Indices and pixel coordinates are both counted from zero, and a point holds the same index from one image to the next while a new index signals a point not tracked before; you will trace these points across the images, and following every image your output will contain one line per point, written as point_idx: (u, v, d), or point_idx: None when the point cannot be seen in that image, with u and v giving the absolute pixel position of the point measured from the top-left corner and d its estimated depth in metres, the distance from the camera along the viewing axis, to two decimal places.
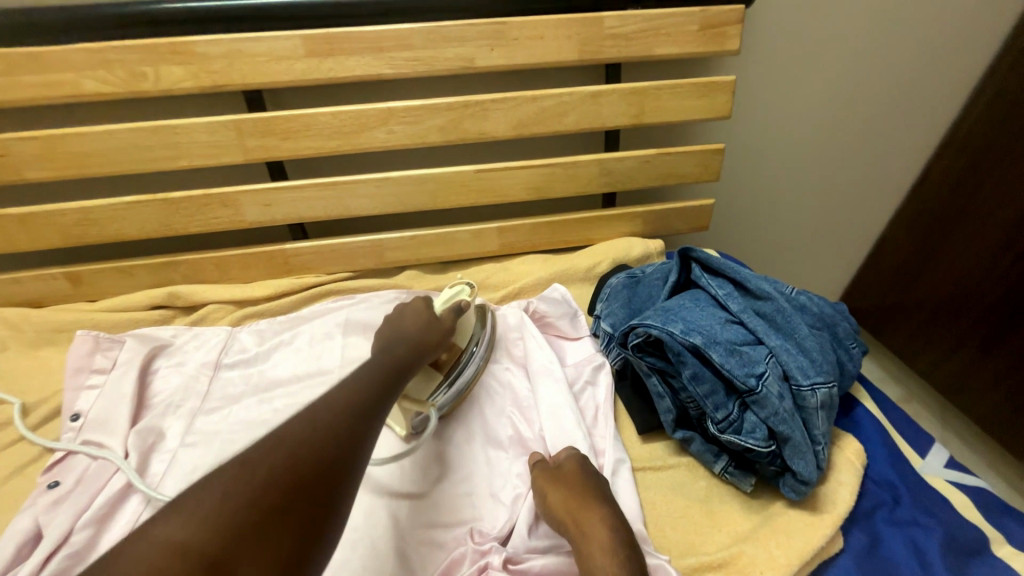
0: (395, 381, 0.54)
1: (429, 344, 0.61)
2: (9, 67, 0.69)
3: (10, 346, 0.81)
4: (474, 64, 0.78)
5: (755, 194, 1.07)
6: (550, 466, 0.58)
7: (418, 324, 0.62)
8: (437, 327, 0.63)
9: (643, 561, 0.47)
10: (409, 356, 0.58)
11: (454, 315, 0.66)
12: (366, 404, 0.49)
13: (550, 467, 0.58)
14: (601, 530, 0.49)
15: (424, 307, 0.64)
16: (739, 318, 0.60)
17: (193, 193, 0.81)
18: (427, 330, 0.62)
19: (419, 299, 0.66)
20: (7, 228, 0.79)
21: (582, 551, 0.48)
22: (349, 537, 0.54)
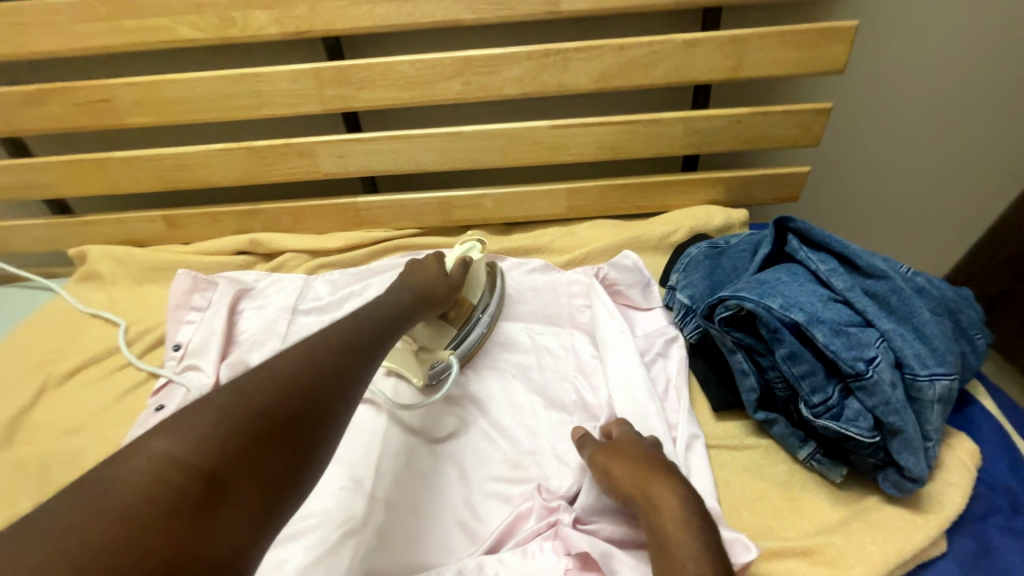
0: (382, 338, 0.53)
1: (436, 299, 0.65)
2: (113, 12, 0.72)
3: (118, 280, 0.89)
4: (559, 8, 0.73)
5: (857, 163, 0.96)
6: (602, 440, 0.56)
7: (422, 279, 0.64)
8: (449, 281, 0.67)
9: (719, 535, 0.45)
10: (408, 307, 0.60)
11: (465, 269, 0.70)
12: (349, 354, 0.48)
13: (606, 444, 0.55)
14: (671, 501, 0.47)
15: (435, 263, 0.67)
16: (845, 298, 0.54)
17: (274, 142, 0.83)
18: (433, 284, 0.65)
19: (428, 255, 0.69)
20: (114, 170, 0.85)
21: (656, 526, 0.46)
22: (416, 481, 0.59)
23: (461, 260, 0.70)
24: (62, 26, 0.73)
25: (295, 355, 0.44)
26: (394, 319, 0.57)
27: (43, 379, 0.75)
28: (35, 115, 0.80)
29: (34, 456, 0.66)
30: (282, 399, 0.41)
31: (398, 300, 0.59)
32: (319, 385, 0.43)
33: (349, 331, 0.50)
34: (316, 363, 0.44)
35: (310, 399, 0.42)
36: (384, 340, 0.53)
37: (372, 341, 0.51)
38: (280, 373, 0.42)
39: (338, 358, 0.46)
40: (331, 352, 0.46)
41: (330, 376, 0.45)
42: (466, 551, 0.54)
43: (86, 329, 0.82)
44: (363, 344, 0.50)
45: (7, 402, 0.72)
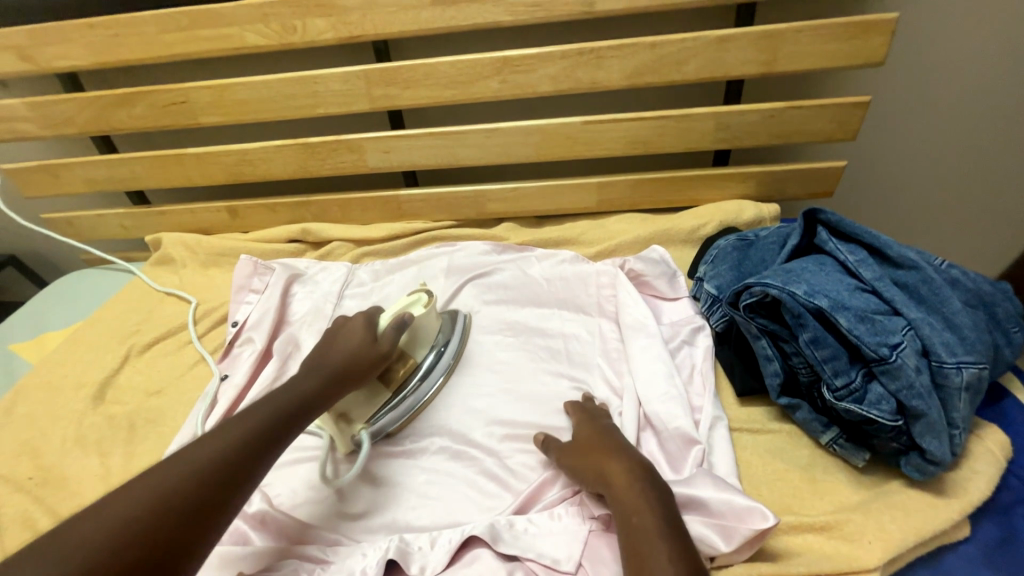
0: (288, 423, 0.53)
1: (354, 376, 0.61)
2: (191, 23, 0.81)
3: (188, 264, 0.99)
4: (594, 8, 0.76)
5: (898, 157, 0.94)
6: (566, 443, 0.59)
7: (345, 352, 0.61)
8: (376, 348, 0.62)
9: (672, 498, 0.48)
10: (319, 391, 0.57)
11: (398, 330, 0.64)
12: (241, 452, 0.48)
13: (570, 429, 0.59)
14: (636, 489, 0.48)
15: (365, 325, 0.64)
16: (873, 287, 0.55)
17: (326, 138, 0.90)
18: (357, 356, 0.61)
19: (361, 317, 0.65)
20: (187, 165, 0.95)
21: (613, 496, 0.49)
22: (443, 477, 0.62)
23: (397, 316, 0.65)
24: (148, 36, 0.83)
25: (165, 476, 0.44)
26: (295, 412, 0.55)
27: (127, 348, 0.85)
28: (123, 116, 0.90)
29: (122, 413, 0.76)
30: (140, 533, 0.40)
31: (318, 370, 0.59)
32: (182, 516, 0.42)
33: (234, 440, 0.49)
34: (186, 484, 0.44)
35: (166, 529, 0.41)
36: (276, 444, 0.51)
37: (274, 430, 0.52)
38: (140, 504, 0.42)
39: (212, 478, 0.45)
40: (206, 469, 0.45)
41: (199, 500, 0.44)
42: (497, 512, 0.58)
43: (162, 306, 0.93)
44: (247, 454, 0.48)
45: (98, 366, 0.83)
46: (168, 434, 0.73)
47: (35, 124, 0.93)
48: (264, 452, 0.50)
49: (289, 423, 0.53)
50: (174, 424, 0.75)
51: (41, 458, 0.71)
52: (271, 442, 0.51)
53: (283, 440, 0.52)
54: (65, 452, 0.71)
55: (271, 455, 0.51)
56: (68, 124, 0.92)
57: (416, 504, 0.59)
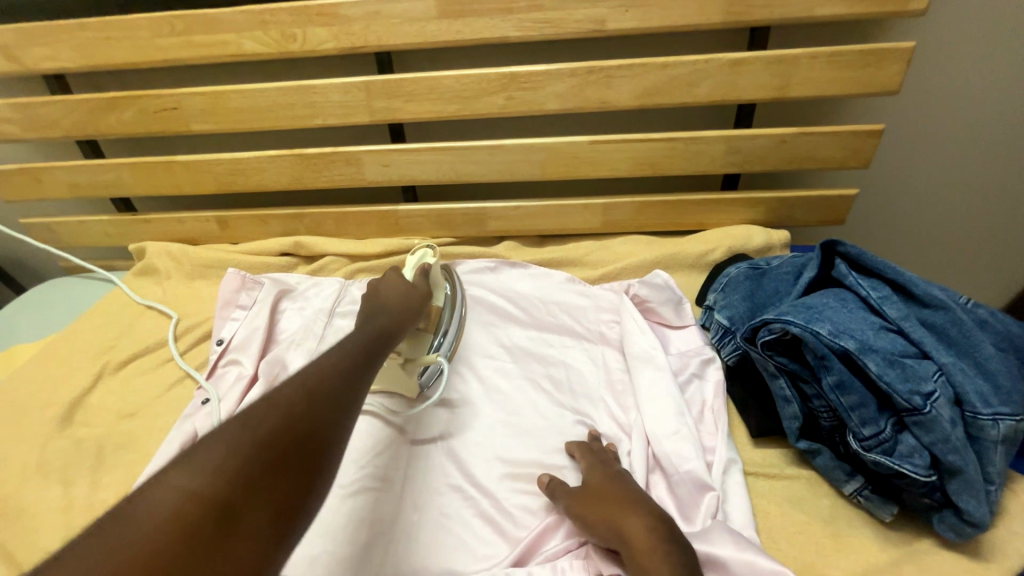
0: (384, 337, 0.54)
1: (414, 312, 0.60)
2: (186, 27, 0.78)
3: (172, 276, 0.95)
4: (605, 26, 0.74)
5: (909, 187, 0.92)
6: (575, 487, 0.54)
7: (398, 293, 0.61)
8: (416, 290, 0.63)
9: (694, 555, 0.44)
10: (391, 326, 0.56)
11: (426, 278, 0.66)
12: (354, 355, 0.48)
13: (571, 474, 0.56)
14: (658, 548, 0.44)
15: (399, 277, 0.64)
16: (899, 327, 0.52)
17: (322, 150, 0.87)
18: (407, 296, 0.61)
19: (390, 269, 0.65)
20: (176, 173, 0.91)
21: (631, 557, 0.44)
22: (440, 520, 0.57)
23: (420, 269, 0.66)
24: (141, 40, 0.80)
25: (286, 384, 0.41)
26: (378, 339, 0.53)
27: (102, 364, 0.80)
28: (111, 120, 0.86)
29: (91, 437, 0.71)
30: (277, 433, 0.38)
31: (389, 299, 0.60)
32: (314, 415, 0.40)
33: (335, 358, 0.46)
34: (315, 374, 0.43)
35: (302, 432, 0.39)
36: (372, 361, 0.50)
37: (375, 343, 0.52)
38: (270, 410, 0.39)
39: (331, 387, 0.43)
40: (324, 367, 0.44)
41: (323, 404, 0.41)
42: (497, 561, 0.53)
43: (142, 319, 0.88)
44: (354, 367, 0.47)
45: (69, 384, 0.77)
46: (141, 461, 0.68)
47: (17, 126, 0.88)
48: (373, 356, 0.50)
49: (384, 336, 0.54)
50: (147, 450, 0.70)
51: None
52: (369, 361, 0.49)
53: (376, 361, 0.51)
54: (25, 481, 0.66)
55: (371, 371, 0.49)
56: (52, 126, 0.88)
57: (409, 552, 0.55)
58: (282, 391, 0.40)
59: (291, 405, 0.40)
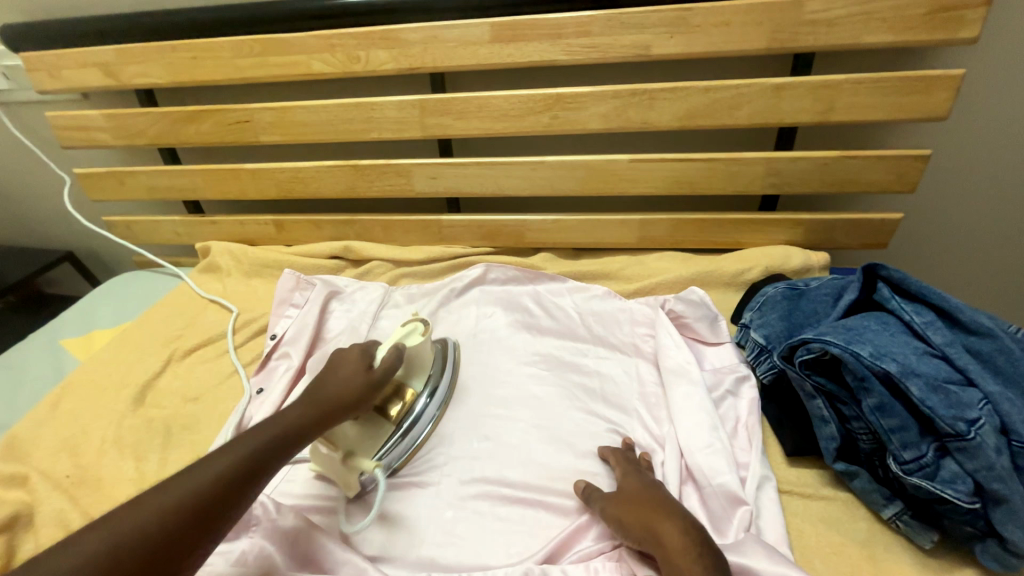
0: (290, 444, 0.52)
1: (347, 405, 0.58)
2: (263, 49, 0.86)
3: (233, 273, 1.02)
4: (650, 52, 0.77)
5: (957, 213, 0.90)
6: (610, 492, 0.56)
7: (342, 382, 0.59)
8: (371, 377, 0.60)
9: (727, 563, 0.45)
10: (308, 422, 0.54)
11: (397, 358, 0.63)
12: (242, 470, 0.47)
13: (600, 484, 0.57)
14: (693, 551, 0.45)
15: (359, 356, 0.62)
16: (943, 353, 0.52)
17: (376, 162, 0.93)
18: (351, 386, 0.59)
19: (357, 346, 0.63)
20: (243, 179, 0.99)
21: (665, 561, 0.46)
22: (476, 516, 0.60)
23: (393, 346, 0.63)
24: (223, 60, 0.88)
25: (145, 510, 0.41)
26: (282, 443, 0.51)
27: (171, 351, 0.87)
28: (189, 130, 0.95)
29: (161, 417, 0.77)
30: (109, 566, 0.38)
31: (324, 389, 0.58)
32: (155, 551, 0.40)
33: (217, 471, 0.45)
34: (179, 506, 0.42)
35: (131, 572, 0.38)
36: (262, 474, 0.48)
37: (274, 453, 0.50)
38: (114, 536, 0.39)
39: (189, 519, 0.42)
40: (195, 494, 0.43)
41: (174, 536, 0.41)
42: (526, 557, 0.55)
43: (206, 312, 0.95)
44: (223, 494, 0.45)
45: (142, 368, 0.85)
46: (202, 442, 0.74)
47: (110, 134, 0.99)
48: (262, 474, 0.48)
49: (292, 442, 0.52)
50: (208, 433, 0.76)
51: (81, 456, 0.73)
52: (257, 473, 0.48)
53: (269, 471, 0.49)
54: (103, 453, 0.73)
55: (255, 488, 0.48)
56: (139, 135, 0.98)
57: (443, 543, 0.57)
58: (131, 526, 0.40)
59: (141, 538, 0.40)
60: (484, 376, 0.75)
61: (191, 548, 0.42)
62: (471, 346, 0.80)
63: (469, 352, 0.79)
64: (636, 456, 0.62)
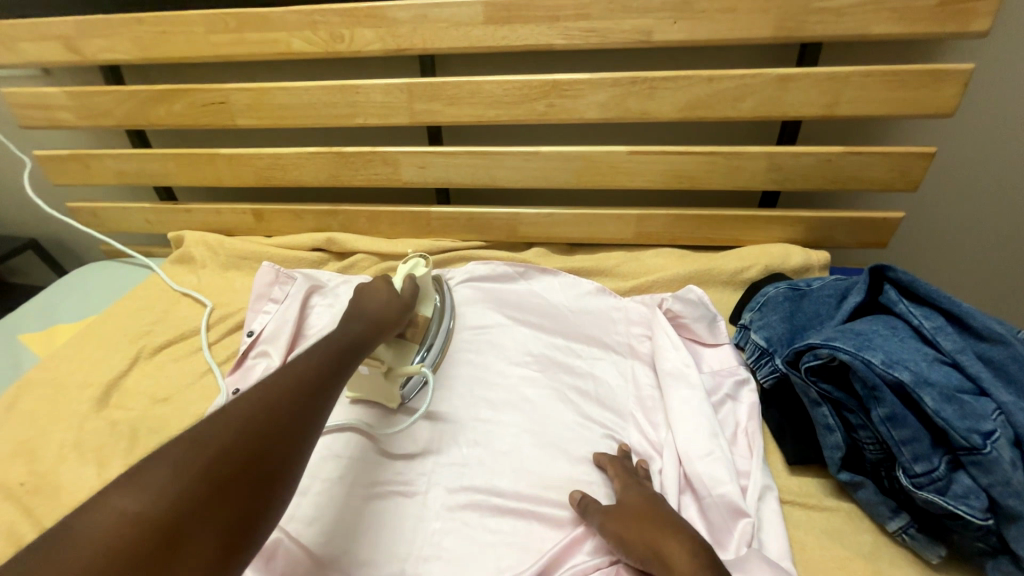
0: (354, 352, 0.56)
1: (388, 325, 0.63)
2: (239, 25, 0.80)
3: (207, 265, 0.97)
4: (651, 38, 0.73)
5: (957, 213, 0.88)
6: (607, 505, 0.54)
7: (379, 305, 0.63)
8: (400, 300, 0.66)
9: None
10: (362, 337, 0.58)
11: (413, 287, 0.69)
12: (325, 370, 0.51)
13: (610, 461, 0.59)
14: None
15: (385, 285, 0.66)
16: (954, 360, 0.50)
17: (361, 149, 0.88)
18: (387, 308, 0.63)
19: (379, 277, 0.67)
20: (218, 165, 0.93)
21: None
22: (464, 529, 0.56)
23: (408, 277, 0.70)
24: (195, 36, 0.82)
25: (251, 401, 0.43)
26: (346, 352, 0.55)
27: (139, 348, 0.82)
28: (159, 112, 0.89)
29: (126, 420, 0.72)
30: (235, 446, 0.40)
31: (368, 310, 0.62)
32: (270, 433, 0.42)
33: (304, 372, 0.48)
34: (286, 392, 0.45)
35: (258, 450, 0.41)
36: (340, 375, 0.52)
37: (344, 359, 0.54)
38: (229, 424, 0.41)
39: (291, 407, 0.45)
40: (294, 383, 0.47)
41: (285, 420, 0.44)
42: (517, 572, 0.52)
43: (178, 307, 0.90)
44: (319, 384, 0.49)
45: (107, 366, 0.80)
46: None
47: (72, 113, 0.92)
48: (343, 371, 0.52)
49: (357, 350, 0.56)
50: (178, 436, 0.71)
51: (38, 462, 0.68)
52: (334, 374, 0.51)
53: (343, 374, 0.53)
54: (62, 459, 0.68)
55: (336, 386, 0.51)
56: (105, 115, 0.91)
57: (429, 558, 0.54)
58: (245, 411, 0.42)
59: (260, 419, 0.42)
60: (473, 377, 0.71)
61: (301, 429, 0.45)
62: (458, 346, 0.76)
63: (456, 352, 0.75)
64: (633, 463, 0.60)
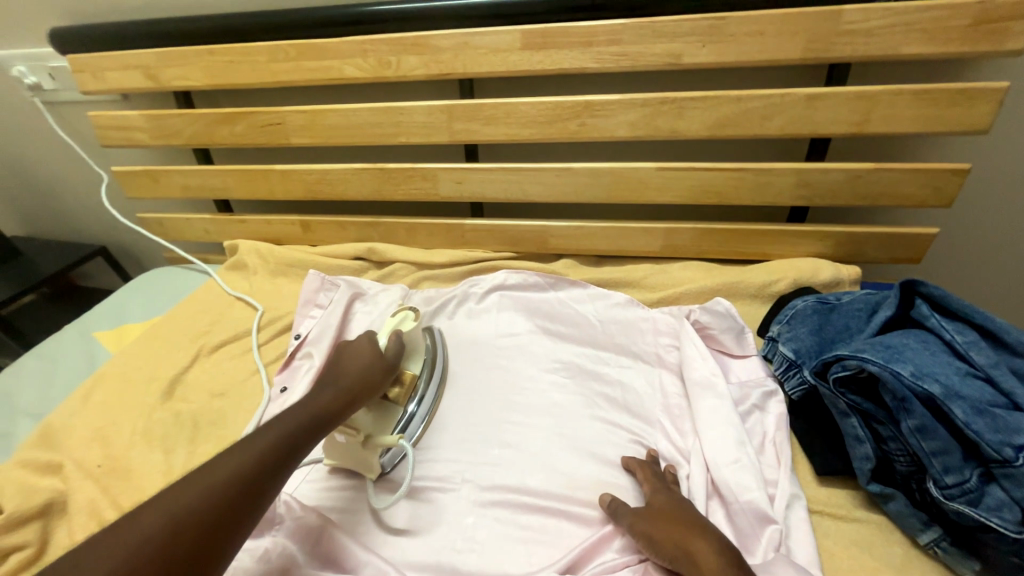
0: (318, 428, 0.55)
1: (364, 389, 0.61)
2: (298, 54, 0.88)
3: (259, 271, 1.04)
4: (681, 60, 0.77)
5: (995, 229, 0.87)
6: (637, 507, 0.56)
7: (358, 368, 0.62)
8: (380, 363, 0.64)
9: None
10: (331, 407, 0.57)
11: (398, 344, 0.67)
12: (280, 451, 0.50)
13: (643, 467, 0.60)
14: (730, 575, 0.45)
15: (368, 345, 0.65)
16: (986, 375, 0.50)
17: (402, 165, 0.94)
18: (367, 372, 0.62)
19: (365, 335, 0.67)
20: (272, 180, 1.01)
21: None
22: (498, 524, 0.59)
23: (393, 335, 0.68)
24: (258, 64, 0.91)
25: (182, 496, 0.43)
26: (311, 425, 0.54)
27: (199, 347, 0.89)
28: (223, 132, 0.98)
29: (188, 411, 0.79)
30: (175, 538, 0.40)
31: (345, 374, 0.61)
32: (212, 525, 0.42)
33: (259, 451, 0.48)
34: (227, 483, 0.45)
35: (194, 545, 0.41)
36: (292, 459, 0.51)
37: (303, 437, 0.53)
38: (159, 517, 0.41)
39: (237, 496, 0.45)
40: (239, 471, 0.46)
41: (217, 517, 0.43)
42: (547, 566, 0.54)
43: (232, 309, 0.97)
44: (265, 470, 0.48)
45: (171, 362, 0.87)
46: (227, 437, 0.75)
47: (147, 134, 1.02)
48: (296, 454, 0.51)
49: (321, 425, 0.55)
50: (234, 428, 0.77)
51: (111, 446, 0.75)
52: (290, 455, 0.51)
53: (301, 452, 0.52)
54: (132, 445, 0.75)
55: (289, 467, 0.50)
56: (176, 135, 1.01)
57: (463, 550, 0.57)
58: (176, 507, 0.42)
59: (190, 516, 0.42)
60: (505, 382, 0.75)
61: (233, 525, 0.44)
62: (490, 352, 0.80)
63: (489, 358, 0.79)
64: (660, 468, 0.62)
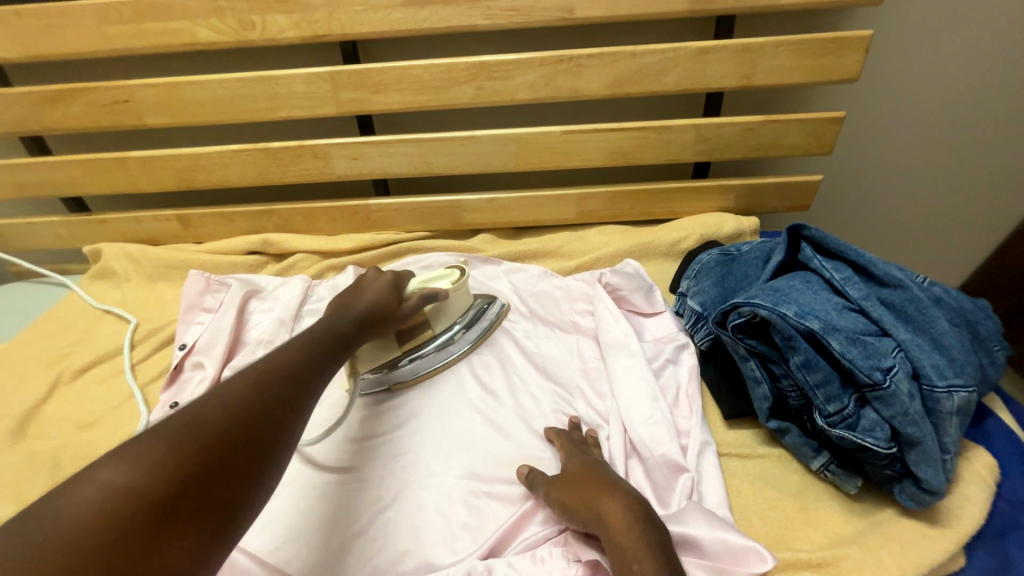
0: (348, 339, 0.57)
1: (381, 322, 0.61)
2: (137, 15, 0.74)
3: (132, 278, 0.90)
4: (573, 15, 0.73)
5: (870, 175, 0.95)
6: (554, 476, 0.55)
7: (372, 301, 0.61)
8: (394, 304, 0.63)
9: (665, 538, 0.45)
10: (353, 333, 0.58)
11: (421, 299, 0.65)
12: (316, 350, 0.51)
13: (566, 436, 0.59)
14: (635, 528, 0.45)
15: (390, 284, 0.64)
16: (859, 306, 0.54)
17: (288, 143, 0.84)
18: (382, 304, 0.62)
19: (389, 273, 0.66)
20: (131, 169, 0.86)
21: (607, 539, 0.45)
22: (417, 517, 0.56)
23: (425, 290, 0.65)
24: (86, 29, 0.75)
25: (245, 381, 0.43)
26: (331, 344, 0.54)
27: (57, 373, 0.76)
28: (56, 114, 0.81)
29: (46, 450, 0.67)
30: (218, 434, 0.38)
31: (371, 298, 0.61)
32: (264, 407, 0.42)
33: (298, 351, 0.49)
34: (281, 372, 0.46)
35: (240, 433, 0.39)
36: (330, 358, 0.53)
37: (338, 343, 0.55)
38: (240, 393, 0.41)
39: (275, 395, 0.43)
40: (289, 361, 0.48)
41: (279, 392, 0.44)
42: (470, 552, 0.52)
43: (99, 325, 0.83)
44: (312, 360, 0.50)
45: (21, 395, 0.73)
46: None
47: None
48: (333, 352, 0.53)
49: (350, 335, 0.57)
50: None
51: None
52: (323, 360, 0.51)
53: (334, 358, 0.54)
54: None
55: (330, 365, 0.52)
56: None
57: (378, 550, 0.53)
58: (249, 387, 0.42)
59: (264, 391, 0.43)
60: None
61: (298, 400, 0.45)
62: None
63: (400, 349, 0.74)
64: (582, 433, 0.61)
